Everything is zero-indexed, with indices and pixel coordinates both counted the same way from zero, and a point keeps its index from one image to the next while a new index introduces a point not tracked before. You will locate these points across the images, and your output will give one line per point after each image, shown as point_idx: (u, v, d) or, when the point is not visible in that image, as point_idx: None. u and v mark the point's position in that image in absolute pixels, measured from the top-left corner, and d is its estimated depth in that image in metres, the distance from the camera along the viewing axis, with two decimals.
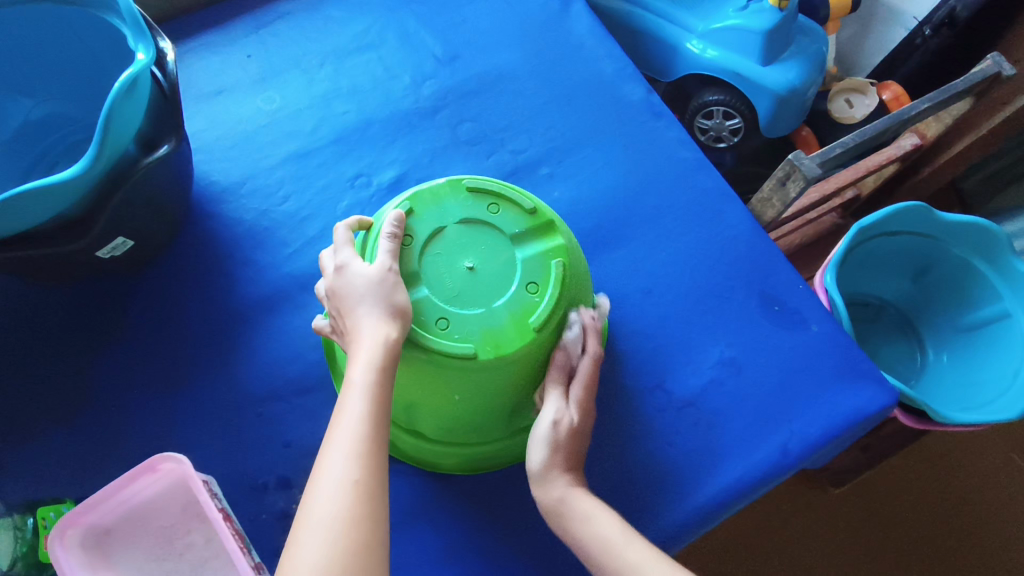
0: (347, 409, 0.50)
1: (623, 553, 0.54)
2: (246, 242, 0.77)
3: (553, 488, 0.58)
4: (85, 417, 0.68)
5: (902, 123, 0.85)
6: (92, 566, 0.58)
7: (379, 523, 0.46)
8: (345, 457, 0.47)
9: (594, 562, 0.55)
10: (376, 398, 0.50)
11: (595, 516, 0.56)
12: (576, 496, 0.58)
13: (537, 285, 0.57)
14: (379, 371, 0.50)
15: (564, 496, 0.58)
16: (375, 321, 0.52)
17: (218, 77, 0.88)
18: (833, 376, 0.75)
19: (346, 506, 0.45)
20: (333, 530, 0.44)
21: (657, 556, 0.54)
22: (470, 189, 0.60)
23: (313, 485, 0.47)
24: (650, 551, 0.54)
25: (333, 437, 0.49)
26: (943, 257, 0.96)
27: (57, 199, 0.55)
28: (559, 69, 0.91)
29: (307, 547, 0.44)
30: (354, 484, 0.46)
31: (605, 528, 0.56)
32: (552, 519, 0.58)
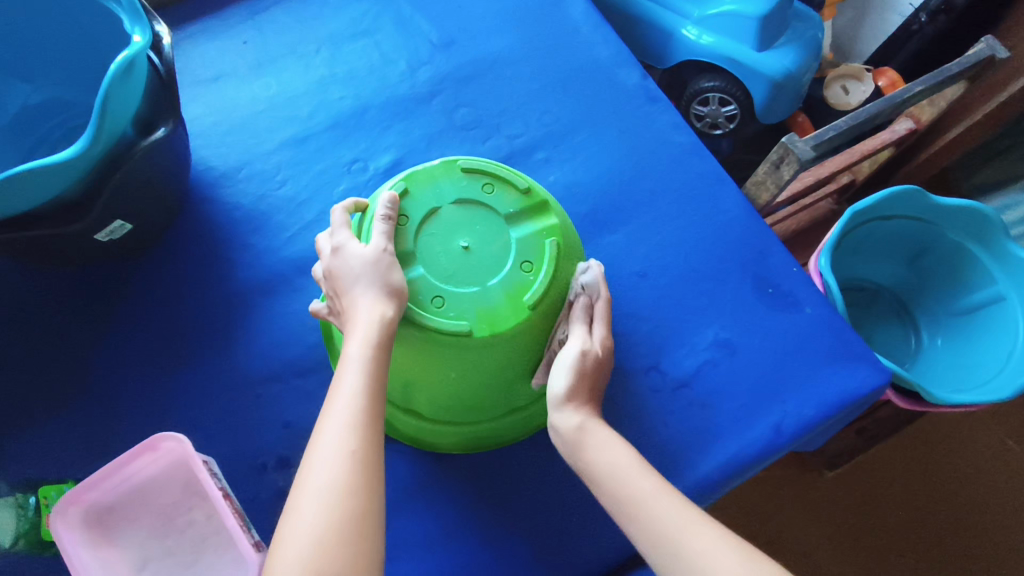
0: (343, 382, 0.50)
1: (641, 484, 0.51)
2: (243, 226, 0.78)
3: (571, 417, 0.56)
4: (83, 399, 0.69)
5: (895, 105, 0.85)
6: (94, 543, 0.59)
7: (374, 491, 0.47)
8: (342, 428, 0.48)
9: (608, 491, 0.52)
10: (372, 372, 0.51)
11: (606, 449, 0.54)
12: (588, 431, 0.55)
13: (531, 264, 0.58)
14: (375, 345, 0.51)
15: (577, 433, 0.55)
16: (372, 298, 0.53)
17: (214, 63, 0.88)
18: (827, 357, 0.76)
19: (342, 475, 0.46)
20: (329, 499, 0.45)
21: (669, 493, 0.51)
22: (465, 169, 0.60)
23: (310, 454, 0.48)
24: (667, 486, 0.52)
25: (329, 410, 0.50)
26: (938, 241, 0.96)
27: (55, 179, 0.55)
28: (555, 55, 0.92)
29: (304, 515, 0.45)
30: (351, 452, 0.47)
31: (623, 466, 0.53)
32: (568, 438, 0.55)
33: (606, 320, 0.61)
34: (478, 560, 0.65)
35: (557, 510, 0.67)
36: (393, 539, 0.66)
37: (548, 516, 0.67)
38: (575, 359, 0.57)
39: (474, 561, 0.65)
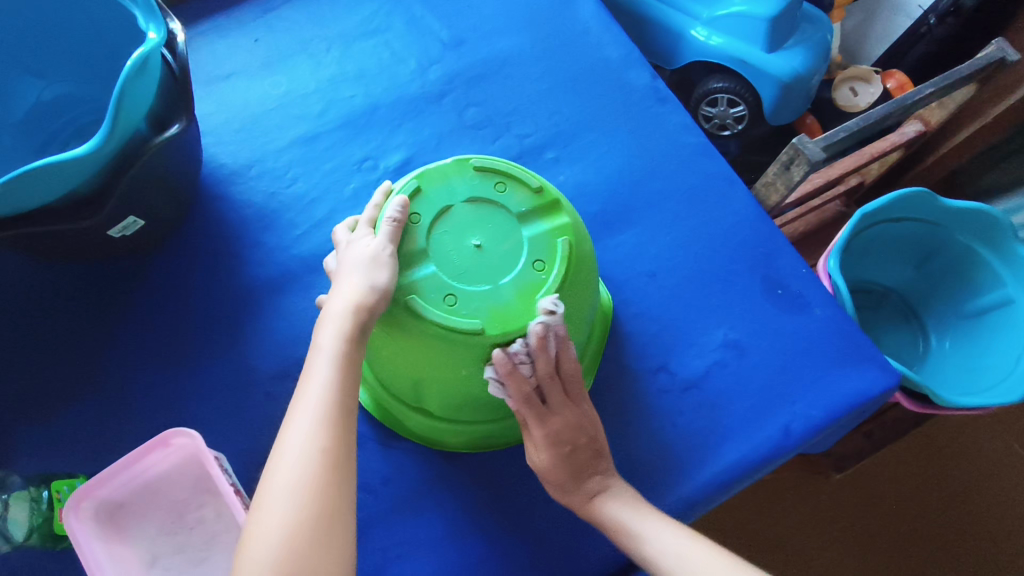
0: (313, 376, 0.51)
1: (664, 535, 0.58)
2: (254, 223, 0.78)
3: (612, 502, 0.61)
4: (93, 394, 0.69)
5: (905, 107, 0.85)
6: (105, 538, 0.59)
7: (344, 487, 0.47)
8: (310, 424, 0.48)
9: (634, 551, 0.58)
10: (343, 365, 0.51)
11: (625, 511, 0.60)
12: (633, 513, 0.60)
13: (543, 263, 0.58)
14: (348, 339, 0.52)
15: (621, 516, 0.60)
16: (352, 292, 0.53)
17: (226, 61, 0.88)
18: (836, 358, 0.76)
19: (311, 470, 0.46)
20: (297, 494, 0.46)
21: (690, 538, 0.58)
22: (477, 168, 0.61)
23: (279, 448, 0.48)
24: (685, 532, 0.58)
25: (299, 402, 0.50)
26: (947, 244, 0.96)
27: (69, 175, 0.56)
28: (565, 54, 0.92)
29: (273, 509, 0.46)
30: (321, 449, 0.47)
31: (672, 545, 0.57)
32: (613, 522, 0.60)
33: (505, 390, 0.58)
34: (486, 558, 0.65)
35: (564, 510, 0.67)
36: (402, 536, 0.66)
37: (556, 515, 0.67)
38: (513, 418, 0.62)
39: (481, 560, 0.65)
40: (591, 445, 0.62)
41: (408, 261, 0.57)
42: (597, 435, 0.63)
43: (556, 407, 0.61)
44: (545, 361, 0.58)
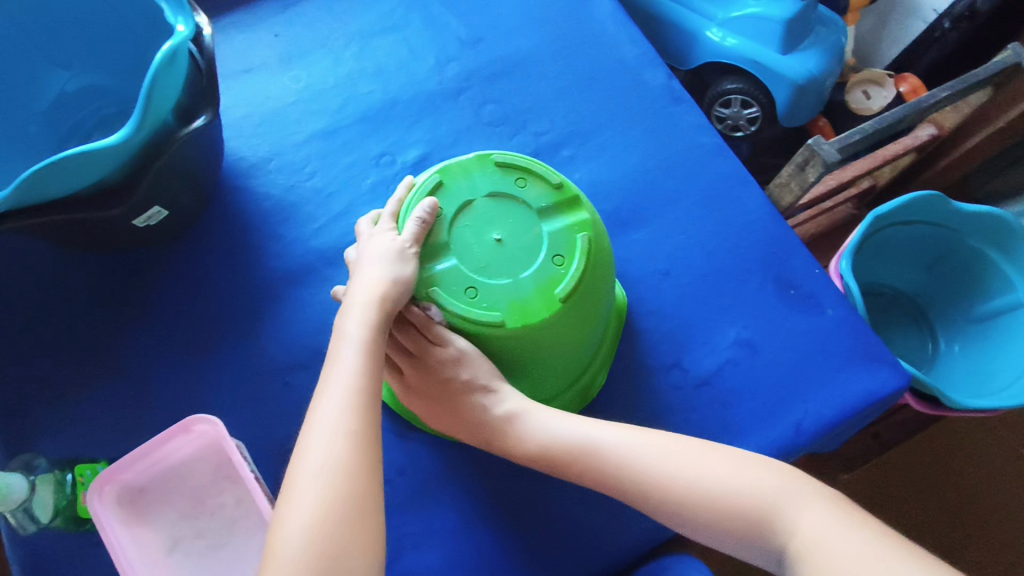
0: (340, 362, 0.52)
1: (592, 431, 0.58)
2: (273, 216, 0.79)
3: (533, 418, 0.60)
4: (115, 381, 0.70)
5: (920, 110, 0.86)
6: (128, 522, 0.60)
7: (373, 470, 0.48)
8: (339, 409, 0.49)
9: (561, 455, 0.57)
10: (369, 352, 0.52)
11: (542, 418, 0.59)
12: (548, 420, 0.59)
13: (562, 258, 0.59)
14: (373, 327, 0.53)
15: (547, 428, 0.59)
16: (375, 281, 0.54)
17: (246, 55, 0.89)
18: (847, 358, 0.77)
19: (342, 453, 0.47)
20: (328, 476, 0.47)
21: (606, 428, 0.58)
22: (499, 163, 0.61)
23: (309, 432, 0.49)
24: (602, 427, 0.58)
25: (327, 388, 0.51)
26: (958, 247, 0.96)
27: (98, 164, 0.57)
28: (581, 54, 0.92)
29: (306, 492, 0.46)
30: (350, 433, 0.48)
31: (607, 438, 0.57)
32: (544, 438, 0.58)
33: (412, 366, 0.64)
34: (499, 548, 0.66)
35: (576, 503, 0.68)
36: (418, 526, 0.67)
37: (569, 507, 0.68)
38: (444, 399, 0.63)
39: (494, 550, 0.66)
40: (452, 392, 0.60)
41: (431, 254, 0.58)
42: (461, 377, 0.59)
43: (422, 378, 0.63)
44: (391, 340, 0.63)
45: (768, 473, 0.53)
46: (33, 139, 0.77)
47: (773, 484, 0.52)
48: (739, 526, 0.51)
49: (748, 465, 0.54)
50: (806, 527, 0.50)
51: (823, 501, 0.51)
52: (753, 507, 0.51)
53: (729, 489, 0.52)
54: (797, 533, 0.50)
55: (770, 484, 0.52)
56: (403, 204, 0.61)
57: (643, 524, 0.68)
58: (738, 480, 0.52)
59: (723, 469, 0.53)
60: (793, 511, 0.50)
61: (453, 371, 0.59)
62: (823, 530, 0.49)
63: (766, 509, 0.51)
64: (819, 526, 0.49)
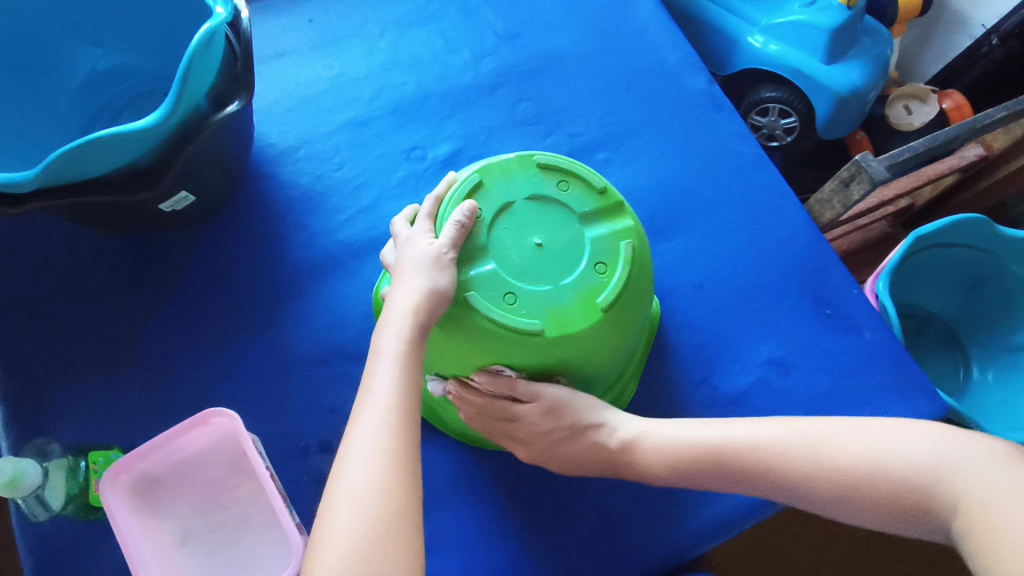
0: (377, 378, 0.51)
1: (723, 430, 0.61)
2: (300, 205, 0.78)
3: (632, 427, 0.62)
4: (133, 366, 0.69)
5: (974, 130, 0.83)
6: (139, 511, 0.59)
7: (411, 491, 0.47)
8: (377, 429, 0.48)
9: (683, 461, 0.60)
10: (405, 370, 0.51)
11: (643, 428, 0.62)
12: (640, 423, 0.63)
13: (605, 265, 0.57)
14: (408, 342, 0.51)
15: (654, 437, 0.62)
16: (414, 292, 0.53)
17: (278, 40, 0.87)
18: (884, 384, 0.74)
19: (379, 476, 0.46)
20: (364, 500, 0.46)
21: (725, 425, 0.61)
22: (541, 165, 0.60)
23: (345, 451, 0.48)
24: (716, 424, 0.62)
25: (364, 408, 0.50)
26: (999, 275, 0.93)
27: (129, 146, 0.55)
28: (621, 54, 0.90)
29: (342, 516, 0.45)
30: (387, 452, 0.47)
31: (731, 435, 0.60)
32: (659, 447, 0.61)
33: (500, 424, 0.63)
34: (514, 559, 0.65)
35: (594, 519, 0.66)
36: (431, 532, 0.65)
37: (588, 522, 0.66)
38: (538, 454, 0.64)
39: (510, 561, 0.64)
40: (568, 432, 0.62)
41: (468, 257, 0.56)
42: (584, 420, 0.61)
43: (523, 429, 0.62)
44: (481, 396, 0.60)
45: (942, 441, 0.54)
46: (63, 116, 0.75)
47: (946, 451, 0.53)
48: (895, 502, 0.53)
49: (909, 434, 0.56)
50: (968, 489, 0.51)
51: (1003, 460, 0.52)
52: (916, 475, 0.53)
53: (899, 461, 0.54)
54: (962, 497, 0.51)
55: (938, 451, 0.54)
56: (441, 204, 0.59)
57: (663, 543, 0.66)
58: (915, 455, 0.54)
59: (864, 446, 0.55)
60: (961, 472, 0.52)
61: (569, 416, 0.61)
62: (985, 489, 0.51)
63: (932, 473, 0.53)
64: (982, 480, 0.51)
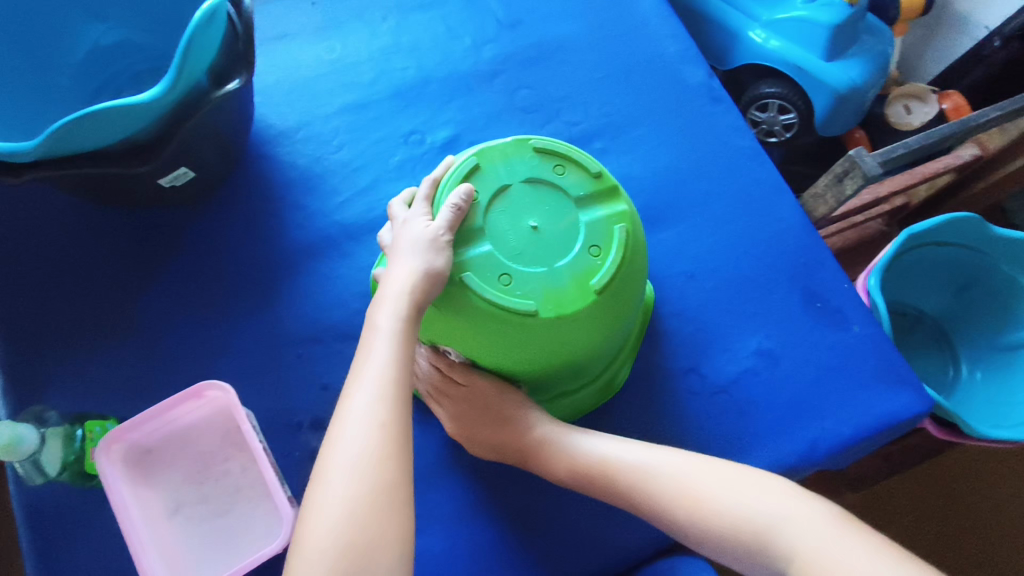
0: (372, 353, 0.52)
1: (612, 451, 0.62)
2: (298, 186, 0.78)
3: (567, 434, 0.64)
4: (129, 338, 0.70)
5: (969, 129, 0.83)
6: (132, 481, 0.61)
7: (403, 463, 0.48)
8: (370, 402, 0.49)
9: (583, 474, 0.62)
10: (400, 345, 0.52)
11: (565, 433, 0.64)
12: (558, 429, 0.65)
13: (599, 249, 0.58)
14: (404, 319, 0.52)
15: (572, 445, 0.63)
16: (412, 271, 0.53)
17: (281, 22, 0.88)
18: (870, 378, 0.75)
19: (373, 445, 0.47)
20: (358, 468, 0.47)
21: (622, 445, 0.63)
22: (537, 149, 0.60)
23: (338, 423, 0.49)
24: (612, 443, 0.63)
25: (359, 381, 0.51)
26: (989, 274, 0.94)
27: (129, 120, 0.56)
28: (621, 45, 0.90)
29: (335, 483, 0.47)
30: (379, 424, 0.48)
31: (624, 456, 0.61)
32: (575, 459, 0.62)
33: (442, 395, 0.66)
34: (500, 538, 0.66)
35: (580, 502, 0.67)
36: (418, 510, 0.66)
37: (575, 504, 0.67)
38: (462, 432, 0.66)
39: (495, 539, 0.66)
40: (493, 418, 0.64)
41: (465, 238, 0.57)
42: (512, 412, 0.64)
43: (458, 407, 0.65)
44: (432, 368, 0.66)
45: (788, 499, 0.54)
46: (64, 90, 0.76)
47: (784, 511, 0.53)
48: (739, 547, 0.54)
49: (762, 489, 0.56)
50: (803, 545, 0.51)
51: (840, 529, 0.52)
52: (750, 526, 0.53)
53: (740, 508, 0.54)
54: (794, 551, 0.51)
55: (776, 507, 0.54)
56: (438, 186, 0.60)
57: (647, 527, 0.67)
58: (767, 512, 0.54)
59: (722, 488, 0.56)
60: (793, 527, 0.52)
61: (495, 404, 0.64)
62: (816, 548, 0.51)
63: (759, 529, 0.53)
64: (813, 542, 0.51)
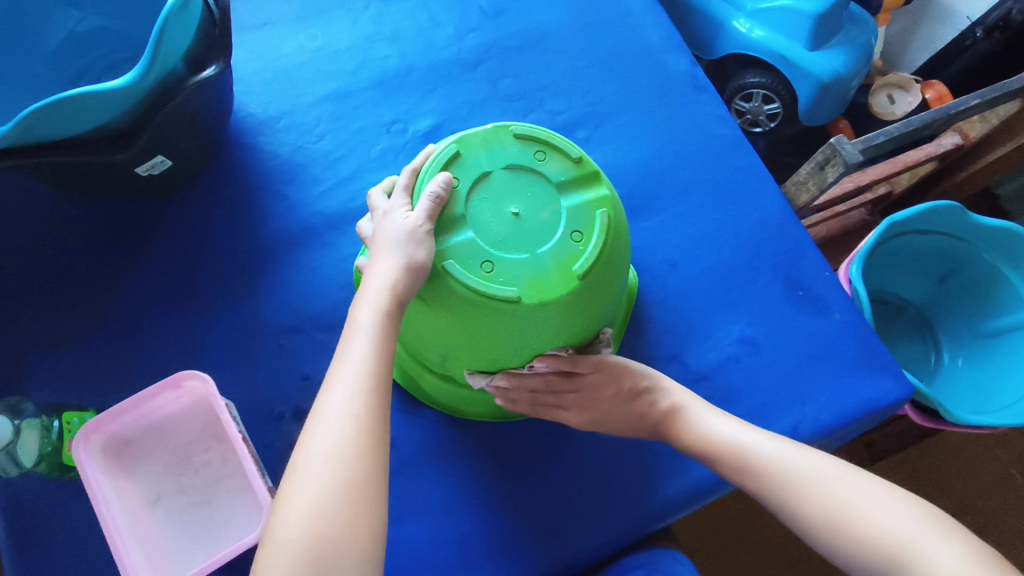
0: (352, 347, 0.51)
1: (739, 433, 0.61)
2: (279, 175, 0.78)
3: (699, 413, 0.64)
4: (107, 330, 0.70)
5: (950, 117, 0.83)
6: (111, 472, 0.60)
7: (380, 453, 0.48)
8: (349, 394, 0.49)
9: (710, 449, 0.62)
10: (380, 338, 0.52)
11: (707, 415, 0.64)
12: (702, 411, 0.65)
13: (581, 234, 0.58)
14: (384, 312, 0.52)
15: (708, 428, 0.63)
16: (392, 263, 0.53)
17: (262, 9, 0.87)
18: (851, 365, 0.75)
19: (349, 437, 0.47)
20: (332, 461, 0.46)
21: (756, 429, 0.62)
22: (518, 135, 0.60)
23: (317, 415, 0.49)
24: (750, 425, 0.62)
25: (337, 375, 0.50)
26: (971, 261, 0.95)
27: (102, 106, 0.55)
28: (605, 33, 0.90)
29: (309, 475, 0.46)
30: (356, 417, 0.48)
31: (755, 440, 0.60)
32: (715, 441, 0.61)
33: (552, 406, 0.66)
34: (483, 527, 0.66)
35: (562, 491, 0.68)
36: (401, 499, 0.66)
37: (557, 493, 0.67)
38: (592, 426, 0.67)
39: (478, 528, 0.66)
40: (621, 398, 0.65)
41: (446, 226, 0.57)
42: (611, 386, 0.65)
43: (561, 395, 0.66)
44: (514, 390, 0.64)
45: (929, 521, 0.50)
46: (38, 78, 0.75)
47: (917, 531, 0.50)
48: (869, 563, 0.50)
49: (892, 505, 0.52)
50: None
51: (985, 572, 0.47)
52: (880, 544, 0.50)
53: (874, 522, 0.51)
54: None
55: (909, 527, 0.50)
56: (418, 175, 0.59)
57: (629, 515, 0.67)
58: (903, 530, 0.50)
59: (852, 494, 0.53)
60: (928, 548, 0.49)
61: (626, 379, 0.65)
62: None
63: (893, 548, 0.49)
64: None
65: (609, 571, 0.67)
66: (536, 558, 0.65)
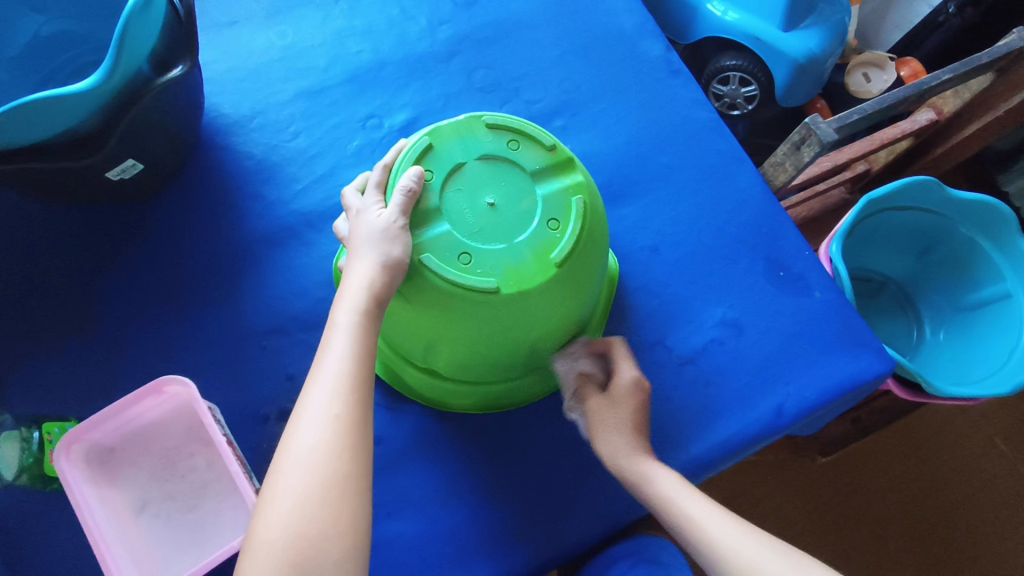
0: (331, 347, 0.51)
1: (687, 500, 0.57)
2: (254, 176, 0.77)
3: (655, 471, 0.59)
4: (84, 337, 0.69)
5: (923, 92, 0.84)
6: (94, 481, 0.60)
7: (362, 452, 0.48)
8: (329, 394, 0.49)
9: (663, 513, 0.57)
10: (359, 337, 0.51)
11: (662, 472, 0.59)
12: (660, 470, 0.60)
13: (557, 222, 0.58)
14: (362, 312, 0.52)
15: (662, 486, 0.58)
16: (368, 261, 0.53)
17: (230, 7, 0.85)
18: (833, 342, 0.76)
19: (329, 438, 0.47)
20: (312, 462, 0.46)
21: (708, 500, 0.57)
22: (490, 125, 0.60)
23: (297, 417, 0.49)
24: (701, 494, 0.58)
25: (317, 375, 0.50)
26: (950, 236, 0.95)
27: (68, 112, 0.55)
28: (579, 21, 0.90)
29: (289, 477, 0.46)
30: (336, 417, 0.48)
31: (702, 512, 0.55)
32: (722, 552, 0.52)
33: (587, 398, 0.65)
34: (472, 519, 0.66)
35: (551, 480, 0.68)
36: (389, 496, 0.66)
37: (546, 482, 0.68)
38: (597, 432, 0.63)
39: (468, 520, 0.66)
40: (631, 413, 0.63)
41: (422, 220, 0.57)
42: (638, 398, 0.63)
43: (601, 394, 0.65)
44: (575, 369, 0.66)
45: None
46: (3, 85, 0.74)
47: None
48: None
49: None
50: None
51: None
52: None
53: None
54: None
55: None
56: (391, 170, 0.59)
57: (619, 501, 0.67)
58: None
59: None
60: None
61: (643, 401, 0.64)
62: None
63: None
64: None
65: (600, 557, 0.67)
66: (526, 546, 0.65)
